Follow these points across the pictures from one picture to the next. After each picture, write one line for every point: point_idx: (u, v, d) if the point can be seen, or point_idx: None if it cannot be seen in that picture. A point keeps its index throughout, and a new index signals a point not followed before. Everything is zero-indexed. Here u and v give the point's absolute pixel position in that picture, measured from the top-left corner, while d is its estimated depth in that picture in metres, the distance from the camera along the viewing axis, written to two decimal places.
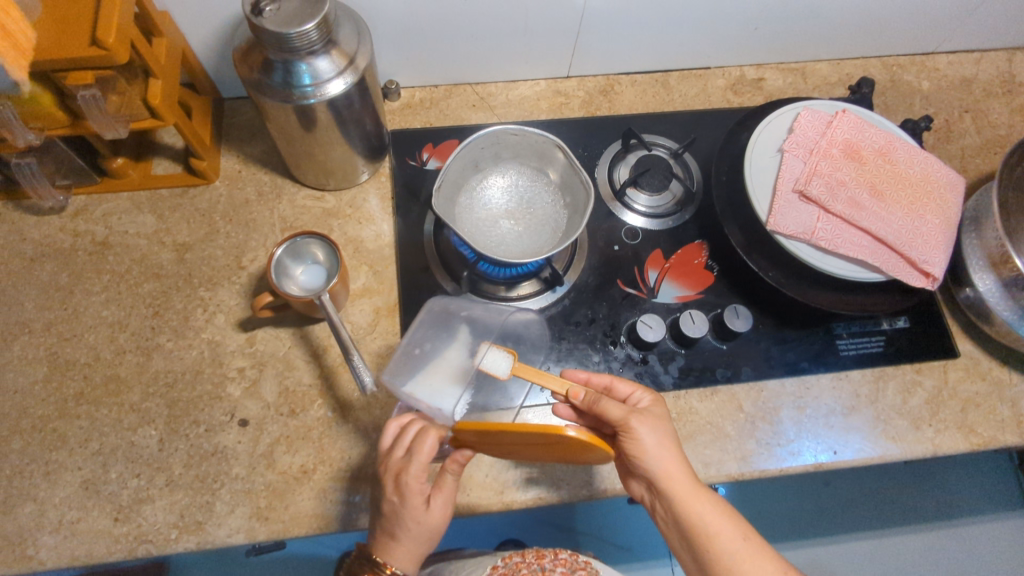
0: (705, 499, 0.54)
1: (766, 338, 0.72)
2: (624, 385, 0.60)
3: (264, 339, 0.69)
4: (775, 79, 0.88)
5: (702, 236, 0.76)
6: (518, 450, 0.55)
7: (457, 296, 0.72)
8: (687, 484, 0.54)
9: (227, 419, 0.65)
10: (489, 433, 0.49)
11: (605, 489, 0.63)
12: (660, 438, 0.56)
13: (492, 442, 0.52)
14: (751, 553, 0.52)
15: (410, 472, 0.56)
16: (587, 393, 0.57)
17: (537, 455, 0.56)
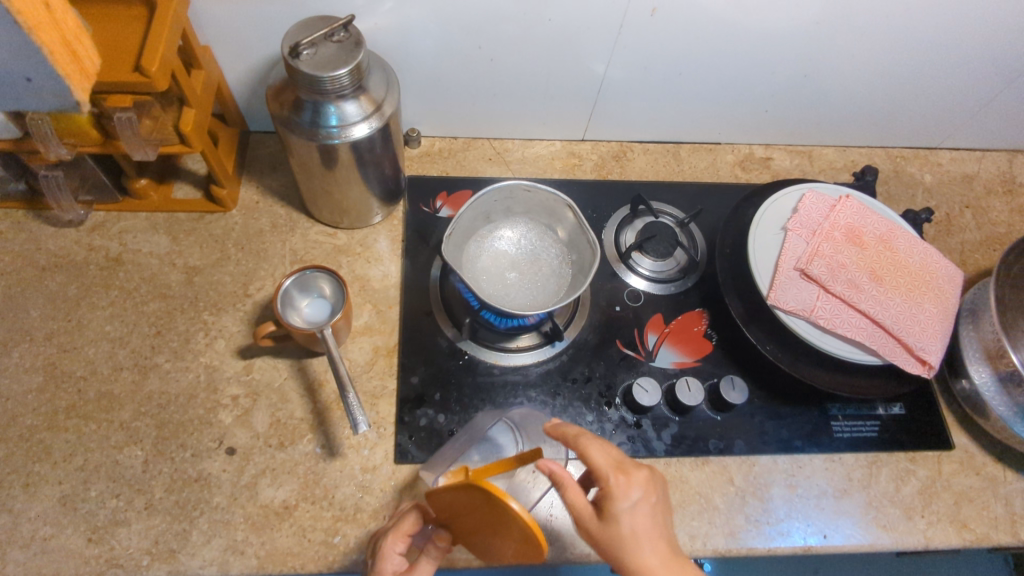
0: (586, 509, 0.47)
1: (762, 412, 0.72)
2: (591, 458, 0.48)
3: (261, 368, 0.69)
4: (783, 160, 0.91)
5: (703, 305, 0.77)
6: (488, 535, 0.52)
7: (456, 342, 0.72)
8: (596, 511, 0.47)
9: (214, 446, 0.65)
10: (449, 489, 0.48)
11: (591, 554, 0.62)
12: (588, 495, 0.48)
13: (465, 513, 0.51)
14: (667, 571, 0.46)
15: (387, 543, 0.55)
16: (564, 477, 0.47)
17: (506, 547, 0.52)
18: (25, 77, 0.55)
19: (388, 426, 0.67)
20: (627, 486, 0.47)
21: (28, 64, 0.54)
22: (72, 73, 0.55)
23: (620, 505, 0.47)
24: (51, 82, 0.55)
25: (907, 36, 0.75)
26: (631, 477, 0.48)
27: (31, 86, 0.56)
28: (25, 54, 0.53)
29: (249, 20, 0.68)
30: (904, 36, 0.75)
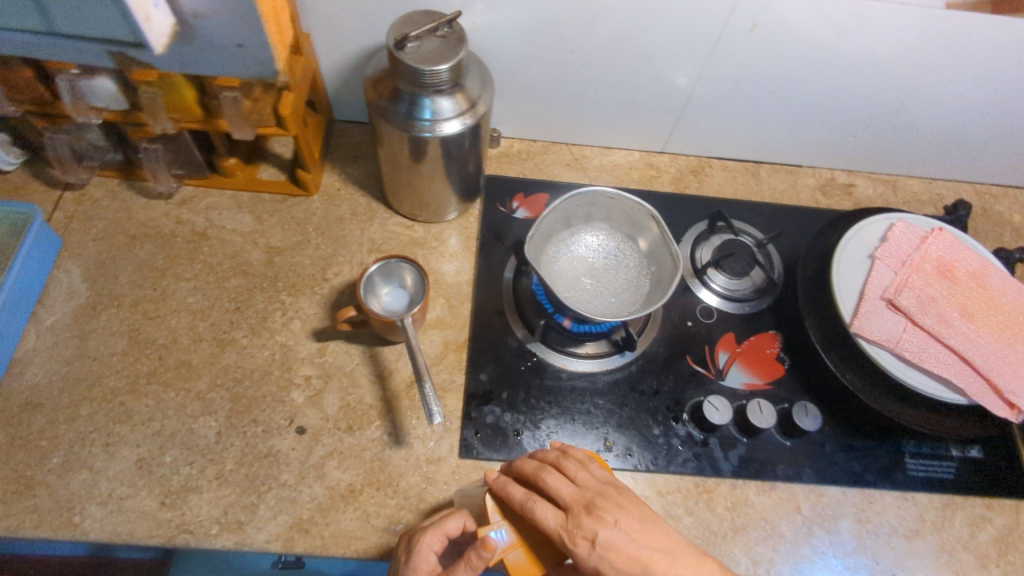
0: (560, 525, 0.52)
1: (832, 442, 0.70)
2: (551, 480, 0.54)
3: (334, 352, 0.70)
4: (865, 188, 0.89)
5: (777, 327, 0.76)
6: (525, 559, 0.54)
7: (526, 343, 0.72)
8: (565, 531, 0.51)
9: (285, 424, 0.66)
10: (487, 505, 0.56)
11: None
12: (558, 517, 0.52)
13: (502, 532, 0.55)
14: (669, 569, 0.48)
15: (425, 538, 0.55)
16: (523, 497, 0.53)
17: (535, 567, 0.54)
18: (236, 43, 0.60)
19: (455, 420, 0.68)
20: (600, 514, 0.51)
21: (247, 31, 0.59)
22: (275, 42, 0.61)
23: (599, 548, 0.49)
24: (260, 50, 0.61)
25: (1013, 71, 0.73)
26: (604, 517, 0.51)
27: (238, 51, 0.61)
28: (250, 22, 0.58)
29: (354, 11, 0.70)
30: (1010, 70, 0.73)
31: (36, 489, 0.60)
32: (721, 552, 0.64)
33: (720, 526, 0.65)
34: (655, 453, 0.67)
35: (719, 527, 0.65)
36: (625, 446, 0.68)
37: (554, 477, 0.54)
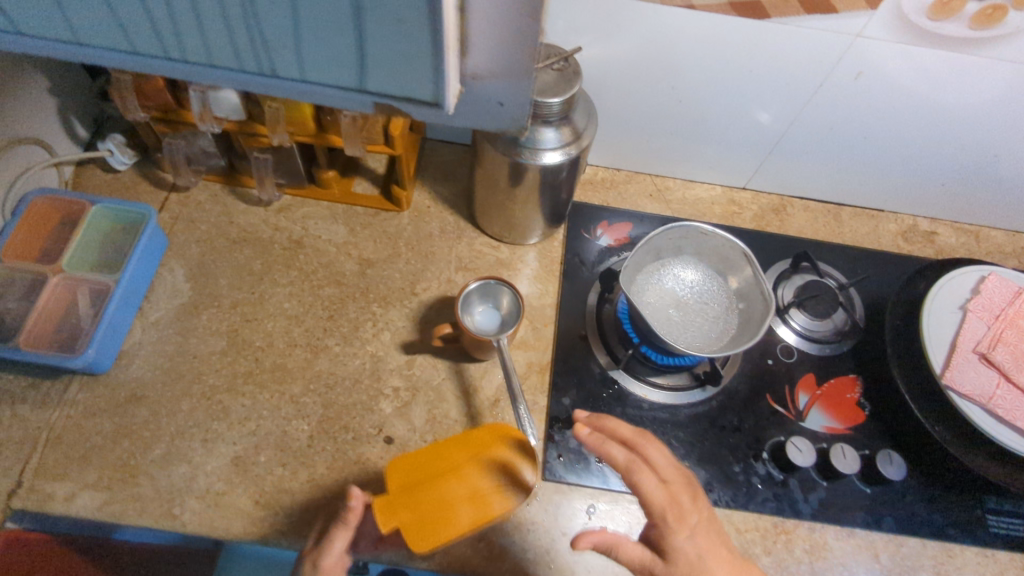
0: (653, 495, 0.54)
1: (913, 492, 0.69)
2: (653, 451, 0.57)
3: (422, 365, 0.72)
4: (948, 236, 0.88)
5: (858, 372, 0.75)
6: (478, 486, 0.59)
7: (609, 370, 0.73)
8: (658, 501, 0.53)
9: (374, 433, 0.67)
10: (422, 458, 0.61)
11: None
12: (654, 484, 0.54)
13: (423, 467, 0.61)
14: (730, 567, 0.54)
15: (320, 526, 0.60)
16: (630, 459, 0.55)
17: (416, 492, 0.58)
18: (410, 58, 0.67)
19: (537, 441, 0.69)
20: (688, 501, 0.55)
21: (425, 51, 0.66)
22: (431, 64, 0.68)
23: (692, 532, 0.53)
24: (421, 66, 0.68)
25: None
26: (691, 497, 0.56)
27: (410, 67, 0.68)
28: None
29: None
30: None
31: (139, 478, 0.63)
32: None
33: (798, 568, 0.65)
34: (735, 489, 0.68)
35: (797, 569, 0.65)
36: (705, 480, 0.68)
37: (653, 449, 0.57)
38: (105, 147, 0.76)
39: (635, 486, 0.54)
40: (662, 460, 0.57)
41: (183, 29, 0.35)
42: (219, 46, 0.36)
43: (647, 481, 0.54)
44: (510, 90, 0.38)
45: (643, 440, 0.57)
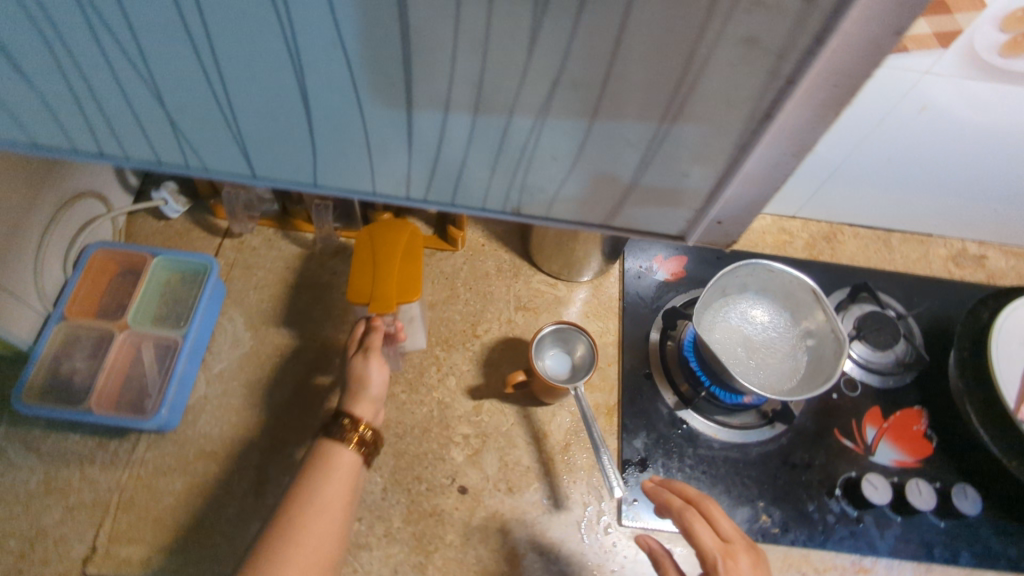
0: (705, 543, 0.54)
1: (988, 525, 0.69)
2: (716, 509, 0.57)
3: (489, 411, 0.71)
4: (997, 260, 0.88)
5: (923, 403, 0.75)
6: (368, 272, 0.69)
7: (676, 410, 0.73)
8: (710, 551, 0.54)
9: (447, 483, 0.67)
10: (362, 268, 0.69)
11: None
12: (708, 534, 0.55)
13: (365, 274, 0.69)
14: None
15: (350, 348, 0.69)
16: (682, 507, 0.57)
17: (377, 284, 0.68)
18: None
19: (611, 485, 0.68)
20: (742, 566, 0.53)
21: None
22: None
23: None
24: None
25: None
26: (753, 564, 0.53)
27: None
28: None
29: None
30: None
31: (215, 538, 0.62)
32: None
33: None
34: (811, 529, 0.68)
35: None
36: (781, 520, 0.68)
37: (716, 507, 0.57)
38: (160, 197, 0.75)
39: (688, 532, 0.56)
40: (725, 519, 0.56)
41: (377, 166, 0.38)
42: (401, 179, 0.39)
43: (698, 529, 0.55)
44: (741, 210, 0.38)
45: (705, 497, 0.58)
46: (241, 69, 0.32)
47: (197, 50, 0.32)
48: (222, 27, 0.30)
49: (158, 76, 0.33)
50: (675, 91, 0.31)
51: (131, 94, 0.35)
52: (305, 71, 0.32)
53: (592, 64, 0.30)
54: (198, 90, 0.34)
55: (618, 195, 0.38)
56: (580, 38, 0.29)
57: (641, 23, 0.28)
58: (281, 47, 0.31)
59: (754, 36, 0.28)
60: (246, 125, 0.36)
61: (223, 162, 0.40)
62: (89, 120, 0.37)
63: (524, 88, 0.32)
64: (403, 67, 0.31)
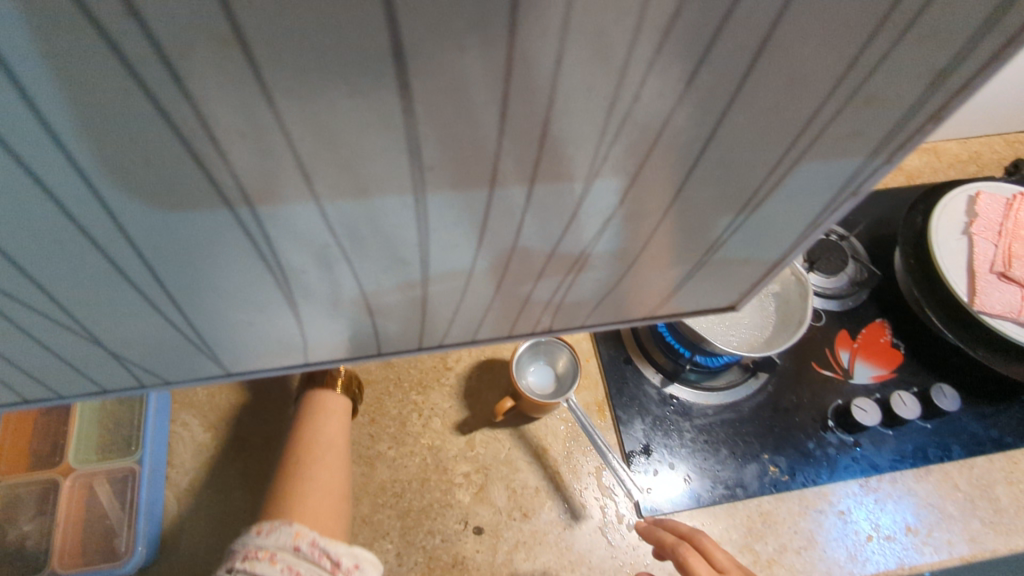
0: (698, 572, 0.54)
1: (967, 414, 0.74)
2: (708, 545, 0.57)
3: (483, 442, 0.68)
4: (912, 160, 0.92)
5: (883, 315, 0.78)
6: None
7: (664, 387, 0.73)
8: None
9: (461, 528, 0.64)
10: None
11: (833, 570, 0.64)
12: (700, 566, 0.55)
13: None
14: None
15: None
16: (674, 542, 0.58)
17: None
18: None
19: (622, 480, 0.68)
20: None
21: None
22: None
23: None
24: None
25: None
26: None
27: None
28: None
29: None
30: None
31: None
32: (908, 547, 0.66)
33: (898, 522, 0.67)
34: (817, 466, 0.69)
35: (898, 523, 0.67)
36: (787, 466, 0.69)
37: (708, 544, 0.57)
38: None
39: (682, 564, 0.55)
40: (717, 557, 0.56)
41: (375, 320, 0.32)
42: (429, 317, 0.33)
43: (692, 560, 0.55)
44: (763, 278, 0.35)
45: (697, 535, 0.59)
46: (191, 273, 0.25)
47: (127, 266, 0.24)
48: (164, 250, 0.23)
49: (86, 305, 0.26)
50: (762, 187, 0.26)
51: (64, 334, 0.27)
52: (280, 262, 0.25)
53: (643, 196, 0.25)
54: (154, 316, 0.27)
55: (628, 293, 0.35)
56: (643, 172, 0.24)
57: (716, 143, 0.23)
58: (245, 241, 0.23)
59: (861, 130, 0.23)
60: (209, 323, 0.29)
61: (176, 366, 0.32)
62: (8, 357, 0.28)
63: (563, 223, 0.26)
64: (409, 246, 0.26)
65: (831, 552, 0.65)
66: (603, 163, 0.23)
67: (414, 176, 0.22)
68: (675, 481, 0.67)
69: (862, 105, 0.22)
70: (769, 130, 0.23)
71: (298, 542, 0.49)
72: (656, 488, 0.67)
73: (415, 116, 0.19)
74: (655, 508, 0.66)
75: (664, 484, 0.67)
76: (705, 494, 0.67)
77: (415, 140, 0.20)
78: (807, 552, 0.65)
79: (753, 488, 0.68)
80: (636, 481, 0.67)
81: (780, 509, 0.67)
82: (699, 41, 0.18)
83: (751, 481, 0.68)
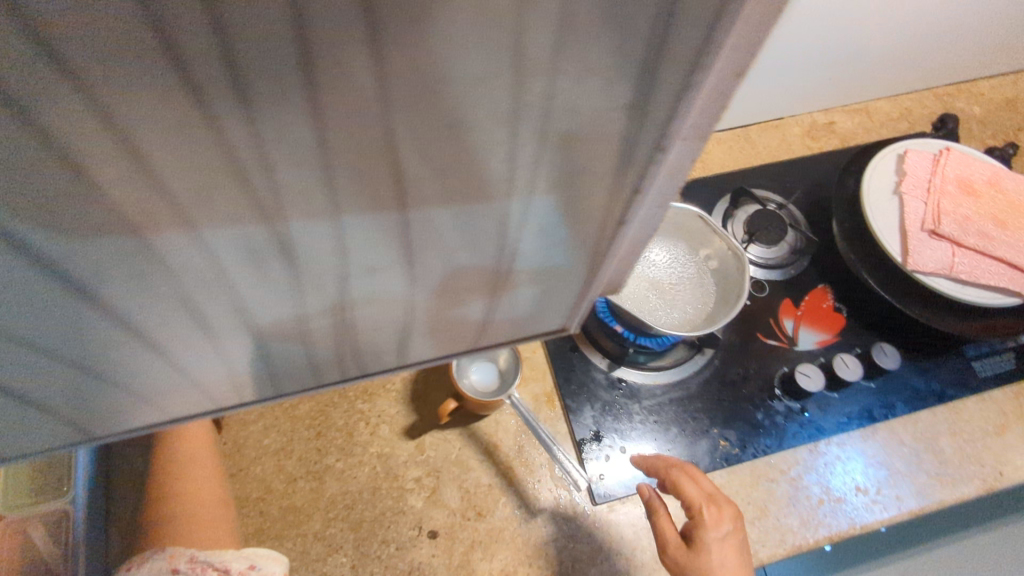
0: (691, 491, 0.57)
1: (909, 370, 0.75)
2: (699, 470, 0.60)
3: (433, 444, 0.68)
4: (845, 122, 0.92)
5: (824, 280, 0.79)
6: None
7: (612, 372, 0.72)
8: (696, 495, 0.56)
9: (415, 533, 0.63)
10: None
11: (787, 536, 0.65)
12: (693, 484, 0.57)
13: None
14: None
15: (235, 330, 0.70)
16: (669, 465, 0.60)
17: None
18: None
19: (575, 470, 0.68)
20: (719, 519, 0.55)
21: None
22: None
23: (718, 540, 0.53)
24: None
25: None
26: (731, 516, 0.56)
27: None
28: None
29: None
30: None
31: None
32: (857, 507, 0.67)
33: (847, 483, 0.68)
34: (767, 435, 0.70)
35: (847, 484, 0.68)
36: (738, 438, 0.70)
37: (698, 469, 0.60)
38: None
39: (676, 484, 0.58)
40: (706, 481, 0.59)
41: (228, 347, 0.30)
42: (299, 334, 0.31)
43: (686, 481, 0.58)
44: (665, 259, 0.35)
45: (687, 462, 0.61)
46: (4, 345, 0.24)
47: None
48: None
49: None
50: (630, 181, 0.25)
51: None
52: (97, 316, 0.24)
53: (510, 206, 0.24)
54: None
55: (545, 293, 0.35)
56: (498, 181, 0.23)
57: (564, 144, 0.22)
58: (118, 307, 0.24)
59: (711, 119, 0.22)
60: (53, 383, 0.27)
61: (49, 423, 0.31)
62: None
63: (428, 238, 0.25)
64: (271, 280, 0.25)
65: (784, 519, 0.66)
66: (400, 185, 0.22)
67: (180, 220, 0.20)
68: (628, 464, 0.68)
69: (706, 96, 0.21)
70: (611, 128, 0.22)
71: (175, 563, 0.54)
72: (610, 473, 0.67)
73: (216, 164, 0.18)
74: (610, 493, 0.66)
75: (618, 468, 0.67)
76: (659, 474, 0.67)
77: (228, 181, 0.19)
78: (762, 521, 0.65)
79: (706, 464, 0.68)
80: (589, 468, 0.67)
81: (733, 482, 0.68)
82: (477, 52, 0.17)
83: (703, 457, 0.68)
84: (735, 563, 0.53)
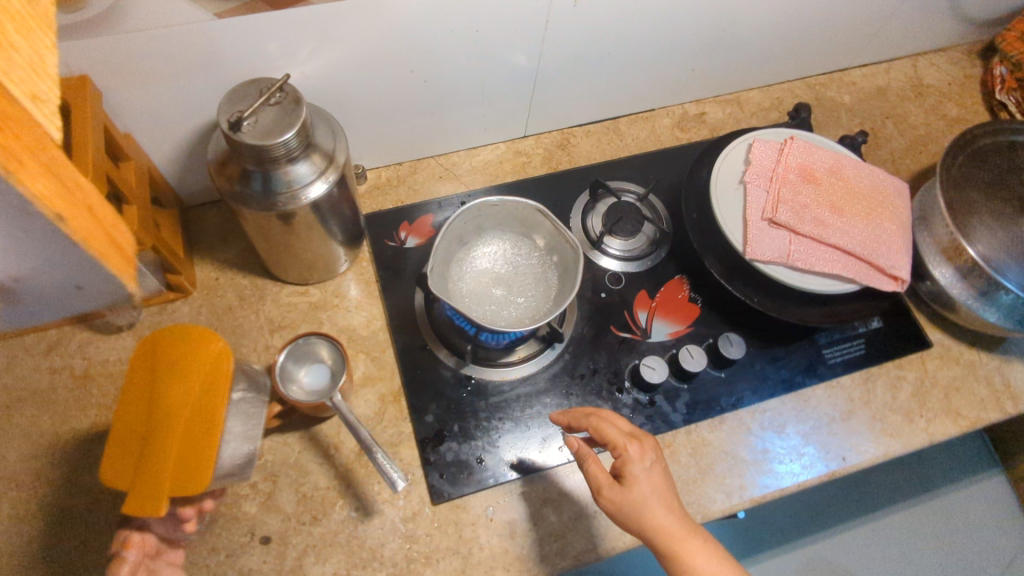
0: (611, 433, 0.57)
1: (759, 358, 0.76)
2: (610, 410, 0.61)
3: (271, 449, 0.67)
4: (715, 112, 0.93)
5: (681, 271, 0.79)
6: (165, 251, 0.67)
7: (461, 369, 0.72)
8: (617, 435, 0.57)
9: (248, 540, 0.62)
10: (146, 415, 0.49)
11: None
12: (611, 426, 0.58)
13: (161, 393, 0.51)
14: (687, 521, 0.53)
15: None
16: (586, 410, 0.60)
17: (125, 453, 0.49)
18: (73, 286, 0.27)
19: (417, 469, 0.67)
20: (641, 454, 0.56)
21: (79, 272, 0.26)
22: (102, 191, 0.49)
23: (646, 475, 0.54)
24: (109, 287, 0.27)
25: None
26: (652, 448, 0.57)
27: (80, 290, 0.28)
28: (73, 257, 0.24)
29: (167, 102, 0.62)
30: None
31: None
32: (697, 497, 0.67)
33: (689, 473, 0.69)
34: None
35: (688, 475, 0.69)
36: None
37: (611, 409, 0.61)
38: None
39: (594, 429, 0.58)
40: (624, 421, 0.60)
41: None
42: None
43: (603, 424, 0.58)
44: None
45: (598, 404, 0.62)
46: None
47: None
48: None
49: None
50: None
51: None
52: None
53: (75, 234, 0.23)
54: None
55: None
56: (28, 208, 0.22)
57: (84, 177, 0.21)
58: None
59: None
60: None
61: None
62: None
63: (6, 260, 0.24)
64: None
65: None
66: None
67: None
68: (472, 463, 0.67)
69: None
70: None
71: None
72: (454, 473, 0.66)
73: None
74: (452, 494, 0.65)
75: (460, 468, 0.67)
76: (502, 473, 0.67)
77: None
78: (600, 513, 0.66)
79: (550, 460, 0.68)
80: (431, 470, 0.66)
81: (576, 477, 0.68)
82: None
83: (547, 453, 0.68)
84: (667, 495, 0.54)
